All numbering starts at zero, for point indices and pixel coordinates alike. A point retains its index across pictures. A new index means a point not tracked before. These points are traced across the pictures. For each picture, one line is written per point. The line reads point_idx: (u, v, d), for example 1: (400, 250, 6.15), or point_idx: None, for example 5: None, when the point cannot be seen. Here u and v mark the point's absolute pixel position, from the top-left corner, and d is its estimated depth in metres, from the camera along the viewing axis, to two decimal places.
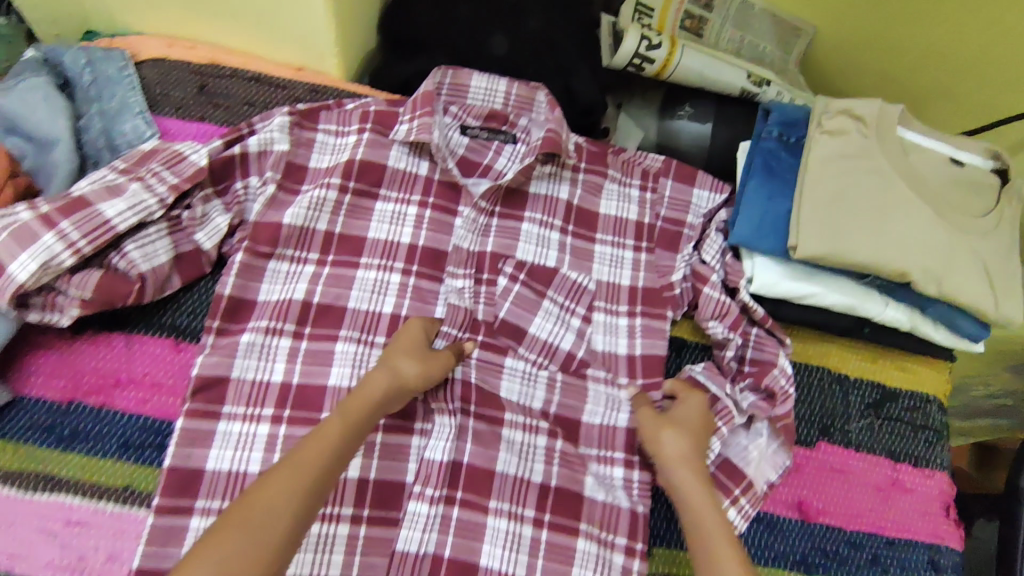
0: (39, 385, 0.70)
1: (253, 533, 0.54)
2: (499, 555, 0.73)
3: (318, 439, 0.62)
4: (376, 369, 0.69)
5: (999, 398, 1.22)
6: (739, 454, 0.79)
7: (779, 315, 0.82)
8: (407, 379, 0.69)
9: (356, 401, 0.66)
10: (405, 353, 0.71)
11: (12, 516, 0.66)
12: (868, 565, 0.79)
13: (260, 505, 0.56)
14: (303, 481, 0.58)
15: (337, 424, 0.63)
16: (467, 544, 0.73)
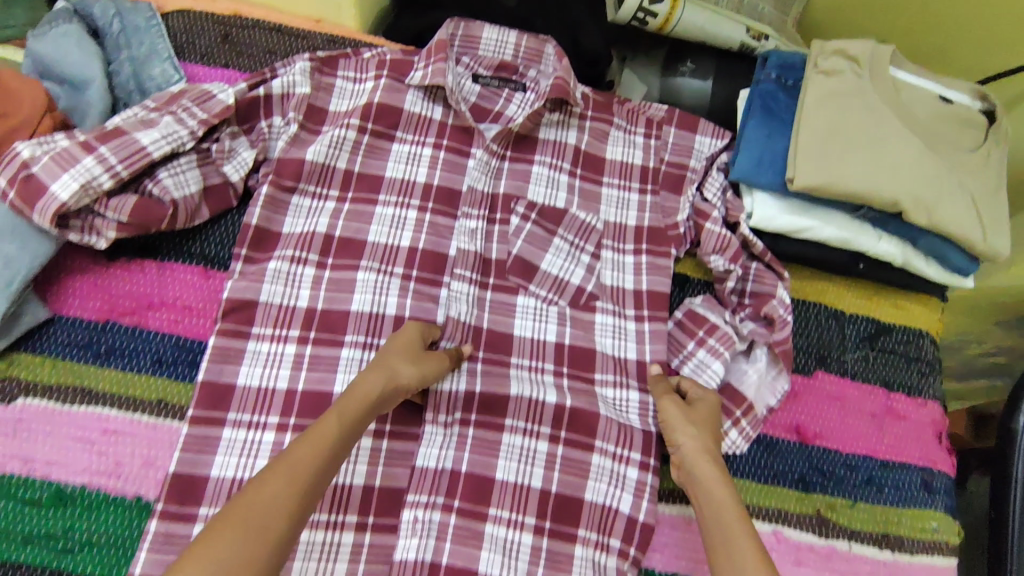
0: (76, 306, 0.74)
1: (248, 535, 0.51)
2: (513, 469, 0.76)
3: (313, 438, 0.59)
4: (368, 368, 0.67)
5: (993, 355, 1.15)
6: (740, 378, 0.83)
7: (777, 249, 0.87)
8: (402, 381, 0.67)
9: (352, 399, 0.63)
10: (401, 354, 0.69)
11: (51, 425, 0.69)
12: (863, 486, 0.83)
13: (257, 503, 0.53)
14: (300, 480, 0.56)
15: (333, 424, 0.61)
16: (483, 461, 0.76)
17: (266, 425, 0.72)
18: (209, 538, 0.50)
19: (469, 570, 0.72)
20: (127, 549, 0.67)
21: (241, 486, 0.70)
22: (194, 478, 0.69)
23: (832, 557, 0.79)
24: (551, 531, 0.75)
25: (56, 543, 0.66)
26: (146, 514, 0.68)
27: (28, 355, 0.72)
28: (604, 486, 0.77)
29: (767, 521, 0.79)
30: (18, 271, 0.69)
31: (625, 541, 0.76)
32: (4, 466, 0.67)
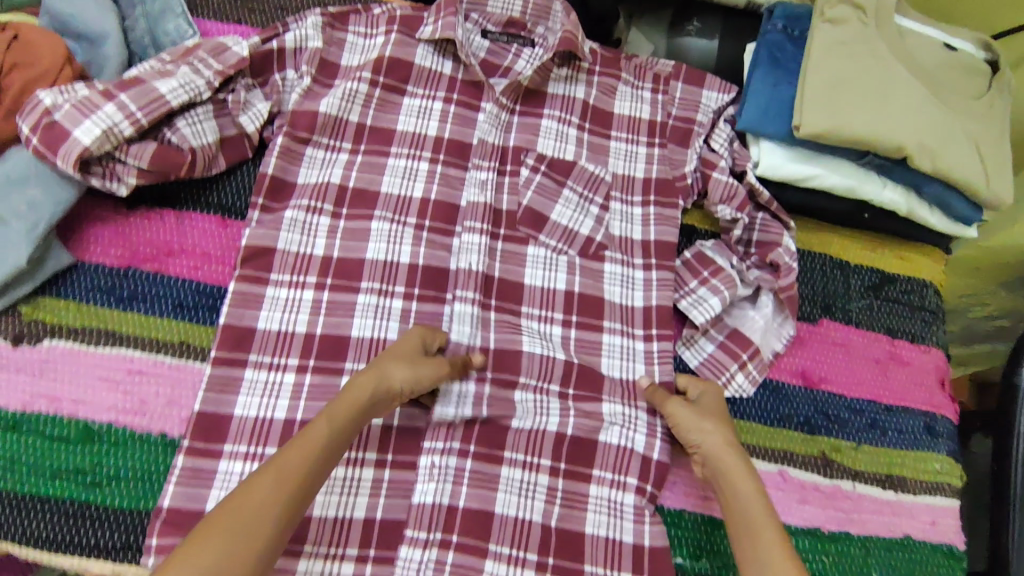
0: (97, 253, 0.76)
1: (234, 539, 0.53)
2: (528, 417, 0.77)
3: (302, 443, 0.60)
4: (362, 372, 0.67)
5: (998, 319, 1.16)
6: (747, 324, 0.85)
7: (783, 198, 0.89)
8: (396, 385, 0.67)
9: (343, 405, 0.64)
10: (394, 357, 0.69)
11: (78, 365, 0.71)
12: (868, 429, 0.85)
13: (242, 508, 0.54)
14: (288, 485, 0.57)
15: (323, 431, 0.62)
16: (501, 410, 0.77)
17: (286, 367, 0.74)
18: (195, 539, 0.52)
19: (485, 513, 0.73)
20: (154, 483, 0.69)
21: (264, 423, 0.72)
22: (218, 417, 0.71)
23: (837, 496, 0.81)
24: (566, 472, 0.76)
25: (86, 477, 0.68)
26: (172, 450, 0.70)
27: (53, 299, 0.74)
28: (618, 429, 0.78)
29: (773, 462, 0.81)
30: (40, 217, 0.71)
31: (641, 478, 0.77)
32: (33, 404, 0.69)
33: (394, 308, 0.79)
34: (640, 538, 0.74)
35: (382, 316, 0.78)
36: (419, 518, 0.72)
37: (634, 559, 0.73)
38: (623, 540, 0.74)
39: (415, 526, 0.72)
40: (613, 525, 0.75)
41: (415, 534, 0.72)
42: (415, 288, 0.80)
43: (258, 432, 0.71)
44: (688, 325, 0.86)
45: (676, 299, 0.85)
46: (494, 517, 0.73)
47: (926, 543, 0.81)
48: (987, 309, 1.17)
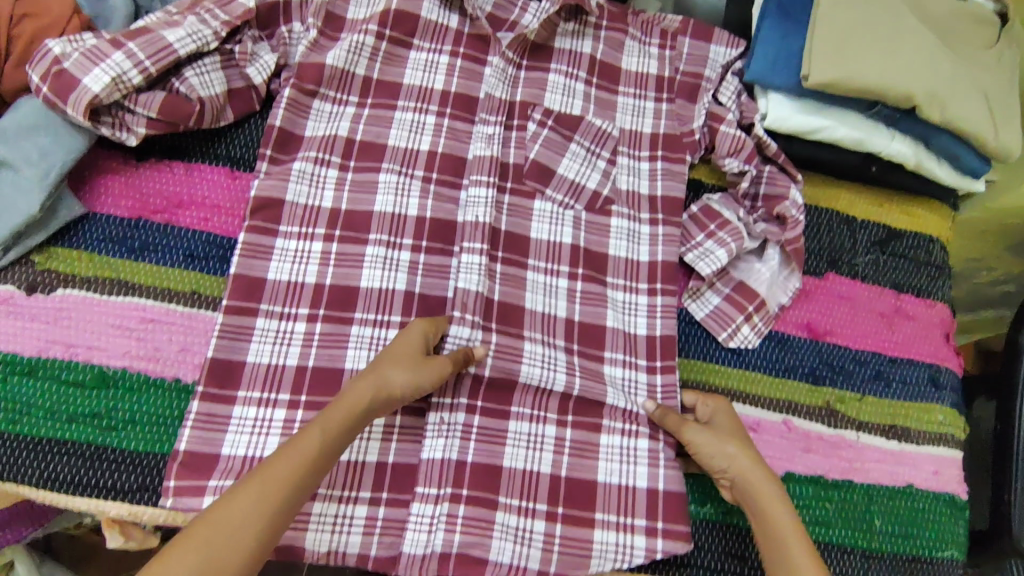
0: (108, 205, 0.76)
1: (211, 551, 0.54)
2: (536, 372, 0.77)
3: (291, 452, 0.60)
4: (359, 377, 0.66)
5: (1003, 283, 1.16)
6: (755, 277, 0.86)
7: (791, 150, 0.89)
8: (392, 391, 0.66)
9: (337, 414, 0.63)
10: (395, 360, 0.67)
11: (91, 313, 0.72)
12: (872, 380, 0.85)
13: (222, 520, 0.56)
14: (271, 499, 0.58)
15: (315, 442, 0.61)
16: (506, 365, 0.76)
17: (297, 316, 0.75)
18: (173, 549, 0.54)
19: (492, 467, 0.74)
20: (169, 429, 0.70)
21: (276, 369, 0.73)
22: (231, 364, 0.72)
23: (841, 445, 0.82)
24: (574, 424, 0.77)
25: (101, 422, 0.69)
26: (187, 396, 0.71)
27: (65, 250, 0.74)
28: (621, 391, 0.79)
29: (778, 412, 0.82)
30: (53, 164, 0.72)
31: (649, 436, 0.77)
32: (48, 351, 0.70)
33: (403, 259, 0.79)
34: (654, 481, 0.75)
35: (391, 268, 0.78)
36: (427, 475, 0.73)
37: (649, 505, 0.74)
38: (636, 485, 0.75)
39: (425, 484, 0.72)
40: (627, 471, 0.76)
41: (424, 492, 0.72)
42: (423, 241, 0.80)
43: (270, 379, 0.72)
44: (694, 277, 0.86)
45: (682, 253, 0.86)
46: (503, 472, 0.74)
47: (930, 492, 0.82)
48: (992, 274, 1.16)
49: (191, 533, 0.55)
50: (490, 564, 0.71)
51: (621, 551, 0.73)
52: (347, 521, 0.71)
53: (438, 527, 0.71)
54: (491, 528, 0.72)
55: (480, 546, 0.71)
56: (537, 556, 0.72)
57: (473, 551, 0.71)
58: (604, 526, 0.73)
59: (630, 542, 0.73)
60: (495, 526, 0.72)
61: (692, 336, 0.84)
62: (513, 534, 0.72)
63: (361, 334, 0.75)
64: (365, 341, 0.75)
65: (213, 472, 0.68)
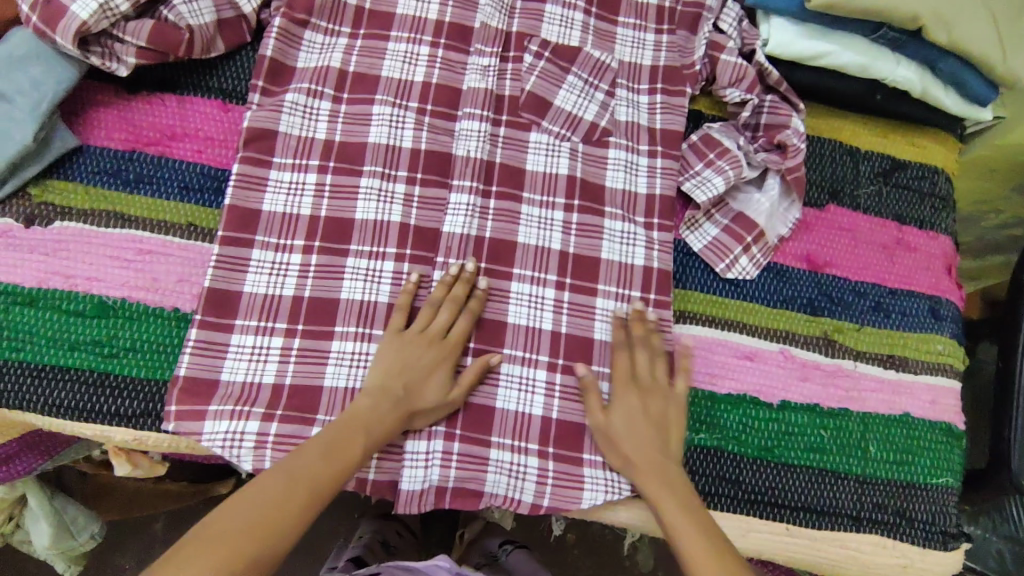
0: (102, 138, 0.76)
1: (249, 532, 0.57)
2: (524, 313, 0.77)
3: (340, 454, 0.63)
4: (394, 394, 0.68)
5: (1013, 227, 1.13)
6: (754, 208, 0.84)
7: (793, 79, 0.88)
8: (423, 406, 0.69)
9: (379, 426, 0.66)
10: (434, 394, 0.70)
11: (89, 244, 0.72)
12: (871, 311, 0.85)
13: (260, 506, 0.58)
14: (313, 492, 0.61)
15: (358, 452, 0.64)
16: (496, 304, 0.77)
17: (293, 248, 0.75)
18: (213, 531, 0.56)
19: (488, 407, 0.74)
20: (168, 356, 0.71)
21: (274, 300, 0.73)
22: (228, 293, 0.72)
23: (838, 374, 0.81)
24: (565, 367, 0.76)
25: (101, 349, 0.70)
26: (185, 323, 0.72)
27: (61, 182, 0.74)
28: (611, 324, 0.78)
29: (775, 341, 0.81)
30: (44, 94, 0.72)
31: None
32: (48, 281, 0.71)
33: (397, 191, 0.79)
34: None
35: (386, 200, 0.78)
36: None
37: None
38: None
39: None
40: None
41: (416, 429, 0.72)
42: (418, 173, 0.80)
43: (268, 308, 0.73)
44: (691, 207, 0.85)
45: (680, 182, 0.84)
46: (497, 411, 0.74)
47: (927, 422, 0.82)
48: (1002, 217, 1.13)
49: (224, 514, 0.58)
50: (485, 495, 0.72)
51: (610, 484, 0.73)
52: None
53: (433, 463, 0.72)
54: (486, 463, 0.72)
55: (477, 480, 0.72)
56: (532, 490, 0.72)
57: (470, 483, 0.72)
58: (590, 466, 0.74)
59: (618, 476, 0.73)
60: (491, 461, 0.72)
61: (690, 267, 0.83)
62: (508, 469, 0.73)
63: (357, 266, 0.76)
64: (361, 272, 0.75)
65: (213, 397, 0.69)
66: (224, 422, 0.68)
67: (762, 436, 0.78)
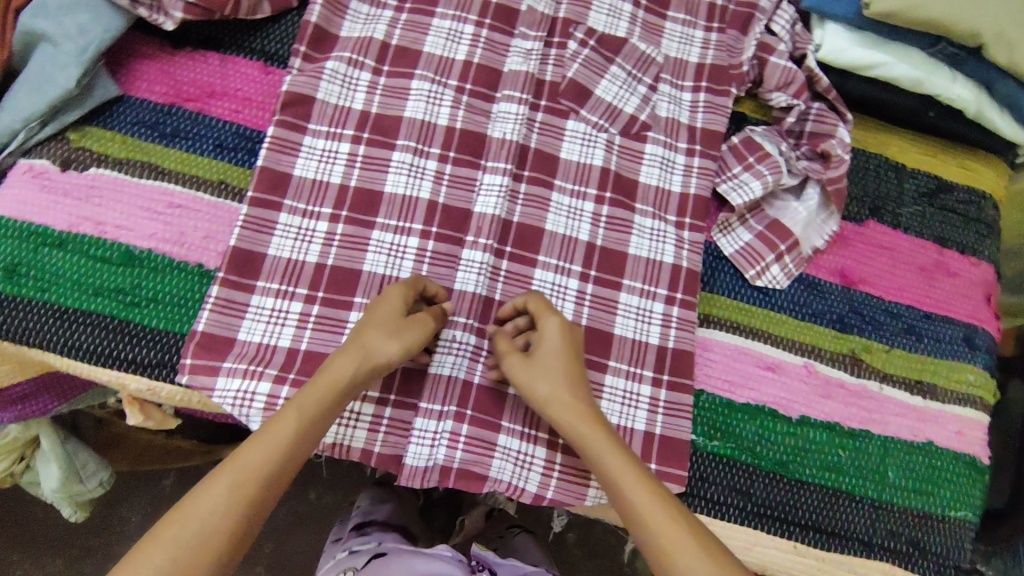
0: (143, 90, 0.77)
1: (184, 548, 0.53)
2: (545, 302, 0.76)
3: (268, 437, 0.59)
4: (344, 348, 0.64)
5: None
6: (790, 216, 0.82)
7: (843, 88, 0.85)
8: (377, 355, 0.64)
9: (321, 383, 0.62)
10: (384, 335, 0.65)
11: (121, 193, 0.73)
12: (903, 334, 0.82)
13: (195, 517, 0.54)
14: (243, 492, 0.56)
15: (292, 418, 0.60)
16: (517, 290, 0.76)
17: (320, 216, 0.75)
18: (148, 544, 0.53)
19: (499, 392, 0.73)
20: (188, 310, 0.71)
21: (297, 265, 0.73)
22: (252, 254, 0.72)
23: (863, 395, 0.79)
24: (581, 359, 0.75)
25: (123, 298, 0.70)
26: (207, 280, 0.72)
27: (100, 130, 0.75)
28: (633, 322, 0.77)
29: (800, 355, 0.79)
30: (90, 41, 0.72)
31: (657, 370, 0.76)
32: (78, 227, 0.72)
33: (429, 168, 0.78)
34: (651, 426, 0.74)
35: (416, 175, 0.78)
36: (433, 390, 0.72)
37: (643, 447, 0.73)
38: (634, 428, 0.74)
39: (429, 399, 0.71)
40: (627, 413, 0.74)
41: (428, 407, 0.71)
42: (451, 151, 0.79)
43: (290, 272, 0.73)
44: (726, 209, 0.83)
45: (716, 184, 0.82)
46: (509, 397, 0.72)
47: (952, 452, 0.79)
48: None
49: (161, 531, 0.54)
50: (488, 480, 0.71)
51: None
52: (354, 416, 0.70)
53: (440, 442, 0.70)
54: (493, 448, 0.71)
55: (480, 464, 0.70)
56: (536, 480, 0.71)
57: (475, 467, 0.70)
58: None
59: None
60: (498, 448, 0.71)
61: (719, 271, 0.81)
62: (514, 457, 0.71)
63: (382, 239, 0.75)
64: (385, 246, 0.75)
65: (228, 355, 0.69)
66: (237, 380, 0.68)
67: (779, 450, 0.75)
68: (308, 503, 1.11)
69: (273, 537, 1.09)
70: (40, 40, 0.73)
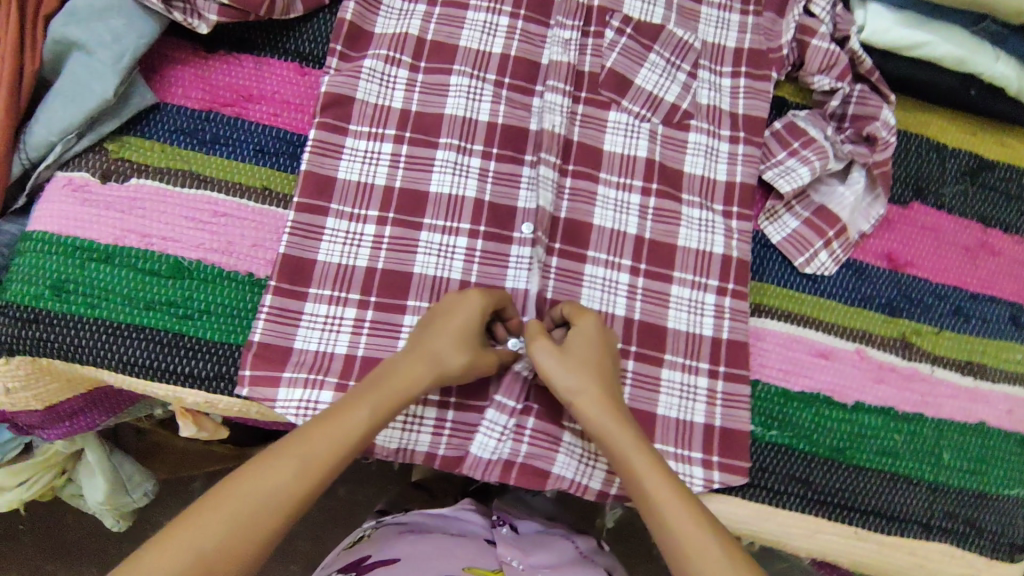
0: (180, 96, 0.75)
1: (239, 522, 0.51)
2: (598, 297, 0.76)
3: (336, 425, 0.57)
4: (415, 353, 0.62)
5: None
6: (837, 201, 0.82)
7: (885, 68, 0.83)
8: (450, 369, 0.63)
9: (392, 386, 0.60)
10: (462, 350, 0.63)
11: (165, 204, 0.72)
12: (951, 315, 0.82)
13: (258, 491, 0.52)
14: (307, 481, 0.54)
15: (364, 415, 0.58)
16: (569, 287, 0.76)
17: (367, 219, 0.74)
18: (202, 509, 0.51)
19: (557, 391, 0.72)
20: (242, 320, 0.70)
21: (347, 270, 0.72)
22: (303, 261, 0.72)
23: (914, 378, 0.79)
24: (636, 354, 0.75)
25: (176, 310, 0.69)
26: (260, 289, 0.71)
27: (138, 139, 0.74)
28: (685, 314, 0.76)
29: (852, 341, 0.79)
30: (125, 48, 0.71)
31: (712, 362, 0.76)
32: (124, 240, 0.70)
33: (473, 165, 0.77)
34: (710, 418, 0.74)
35: (461, 173, 0.76)
36: (508, 386, 0.71)
37: (704, 440, 0.73)
38: (693, 420, 0.74)
39: (504, 394, 0.71)
40: (685, 406, 0.74)
41: (502, 401, 0.70)
42: (494, 148, 0.78)
43: (341, 278, 0.72)
44: (773, 197, 0.82)
45: (762, 171, 0.81)
46: None
47: (1002, 431, 0.79)
48: None
49: (215, 499, 0.52)
50: (551, 478, 0.71)
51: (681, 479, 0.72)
52: (417, 420, 0.69)
53: (508, 436, 0.70)
54: (558, 443, 0.71)
55: (545, 459, 0.70)
56: (600, 477, 0.71)
57: (537, 463, 0.70)
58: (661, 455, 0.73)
59: (688, 471, 0.72)
60: (563, 443, 0.71)
61: (767, 259, 0.81)
62: (579, 454, 0.71)
63: (430, 240, 0.74)
64: (434, 247, 0.74)
65: (287, 364, 0.69)
66: (299, 390, 0.69)
67: (834, 436, 0.76)
68: (337, 499, 1.11)
69: (306, 534, 1.09)
70: (73, 49, 0.71)
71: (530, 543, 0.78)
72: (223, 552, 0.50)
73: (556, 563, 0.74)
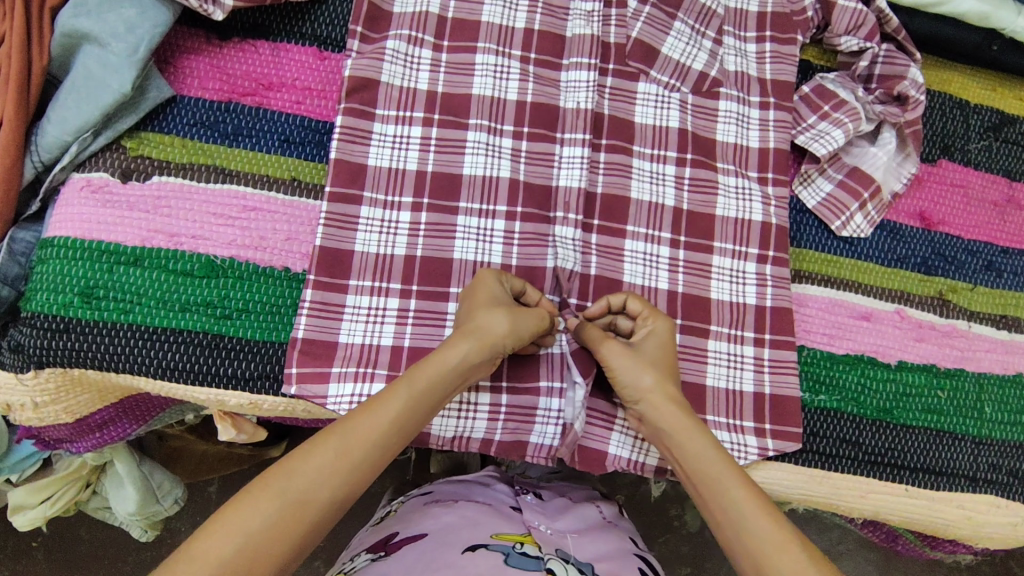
0: (196, 88, 0.72)
1: (283, 507, 0.50)
2: (640, 272, 0.75)
3: (380, 408, 0.56)
4: (458, 331, 0.61)
5: None
6: (870, 163, 0.81)
7: (912, 27, 0.82)
8: (495, 333, 0.61)
9: (435, 363, 0.59)
10: (500, 313, 0.61)
11: (190, 201, 0.69)
12: (983, 270, 0.83)
13: (299, 475, 0.51)
14: (348, 462, 0.53)
15: (404, 394, 0.57)
16: (611, 263, 0.75)
17: (402, 206, 0.72)
18: (252, 490, 0.50)
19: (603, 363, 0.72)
20: (285, 317, 0.68)
21: (386, 259, 0.70)
22: (340, 252, 0.69)
23: (953, 334, 0.80)
24: (683, 326, 0.74)
25: (213, 310, 0.67)
26: (298, 285, 0.69)
27: (157, 135, 0.70)
28: (727, 284, 0.76)
29: (891, 301, 0.79)
30: (140, 39, 0.67)
31: (758, 331, 0.75)
32: (151, 240, 0.67)
33: (505, 146, 0.75)
34: (760, 386, 0.74)
35: (493, 154, 0.74)
36: (551, 366, 0.70)
37: (755, 409, 0.73)
38: (743, 389, 0.74)
39: (548, 377, 0.70)
40: (734, 375, 0.74)
41: (549, 385, 0.70)
42: (525, 126, 0.76)
43: (380, 268, 0.70)
44: (806, 160, 0.81)
45: (794, 136, 0.81)
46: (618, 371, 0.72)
47: None
48: None
49: (256, 486, 0.50)
50: (609, 457, 0.71)
51: (735, 449, 0.72)
52: (471, 407, 0.69)
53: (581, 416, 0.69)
54: (613, 422, 0.71)
55: (599, 439, 0.71)
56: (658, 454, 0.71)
57: (593, 443, 0.70)
58: (715, 427, 0.72)
59: (743, 441, 0.72)
60: (618, 420, 0.71)
61: (804, 225, 0.81)
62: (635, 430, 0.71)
63: (467, 224, 0.72)
64: (473, 231, 0.72)
65: (335, 359, 0.67)
66: (350, 384, 0.67)
67: (881, 398, 0.76)
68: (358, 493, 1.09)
69: (332, 532, 1.07)
70: (84, 42, 0.67)
71: (554, 509, 0.74)
72: (267, 533, 0.49)
73: (580, 527, 0.70)
